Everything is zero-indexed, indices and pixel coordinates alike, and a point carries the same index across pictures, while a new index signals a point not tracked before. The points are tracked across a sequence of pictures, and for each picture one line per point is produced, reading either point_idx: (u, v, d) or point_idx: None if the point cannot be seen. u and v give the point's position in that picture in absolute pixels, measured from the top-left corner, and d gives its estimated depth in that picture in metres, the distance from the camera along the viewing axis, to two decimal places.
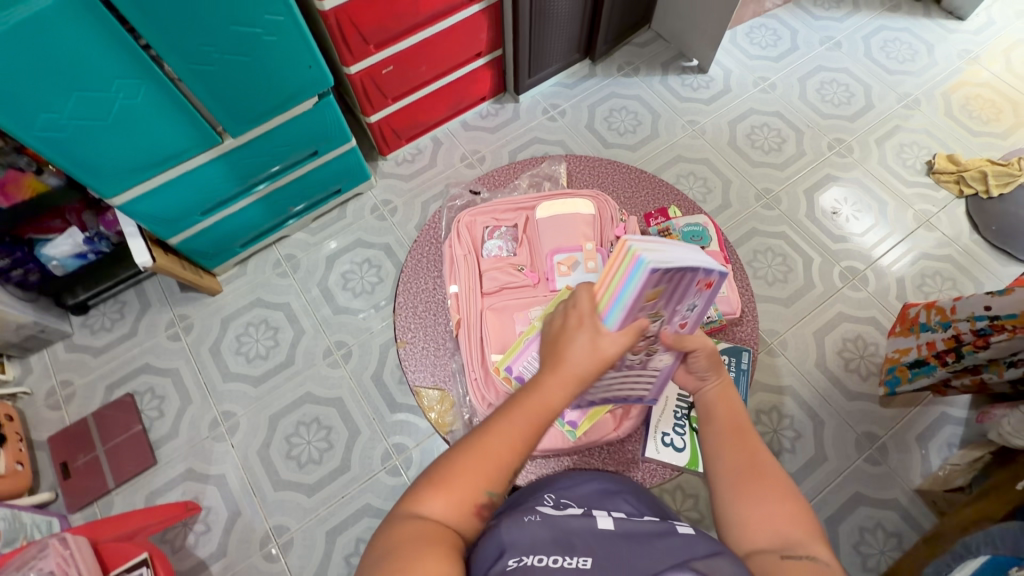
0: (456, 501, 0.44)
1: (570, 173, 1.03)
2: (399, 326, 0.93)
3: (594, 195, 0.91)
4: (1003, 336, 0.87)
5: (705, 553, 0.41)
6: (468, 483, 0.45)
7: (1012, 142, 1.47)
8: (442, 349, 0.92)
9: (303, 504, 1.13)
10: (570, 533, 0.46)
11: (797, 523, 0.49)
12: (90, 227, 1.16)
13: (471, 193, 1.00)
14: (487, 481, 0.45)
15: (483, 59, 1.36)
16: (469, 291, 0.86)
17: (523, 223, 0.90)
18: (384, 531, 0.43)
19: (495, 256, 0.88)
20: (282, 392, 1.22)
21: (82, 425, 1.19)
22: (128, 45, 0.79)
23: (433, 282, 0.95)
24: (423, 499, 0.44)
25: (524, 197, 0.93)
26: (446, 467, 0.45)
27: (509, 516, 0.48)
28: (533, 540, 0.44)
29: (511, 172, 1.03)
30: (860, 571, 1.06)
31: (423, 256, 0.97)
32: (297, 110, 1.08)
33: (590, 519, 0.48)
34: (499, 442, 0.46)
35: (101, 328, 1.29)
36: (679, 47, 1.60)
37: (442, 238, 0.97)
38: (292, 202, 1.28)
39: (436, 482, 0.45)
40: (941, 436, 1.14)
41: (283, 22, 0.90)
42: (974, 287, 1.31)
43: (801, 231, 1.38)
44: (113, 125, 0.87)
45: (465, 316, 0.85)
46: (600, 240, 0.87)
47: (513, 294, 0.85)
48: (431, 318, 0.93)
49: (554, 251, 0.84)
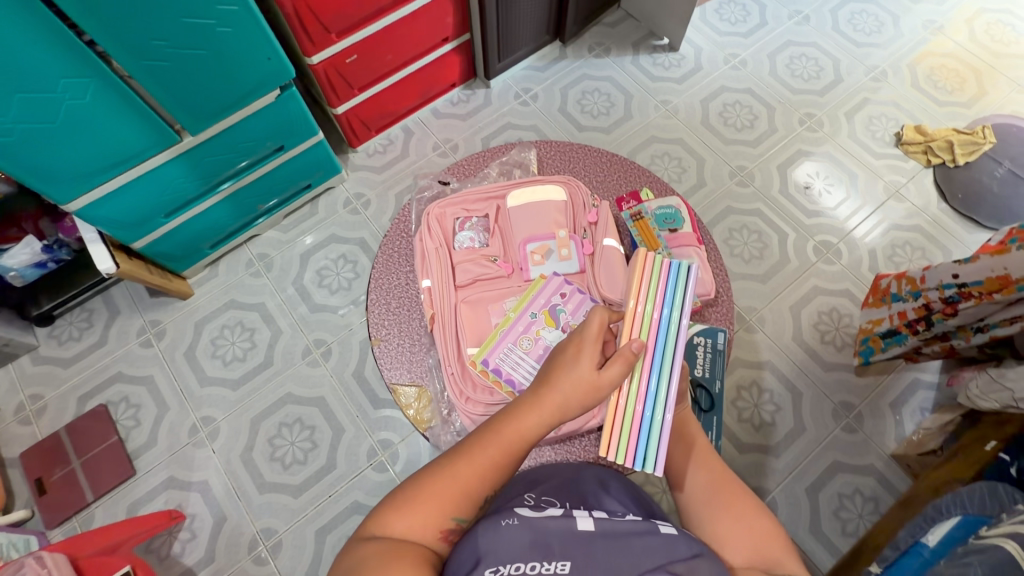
0: (426, 523, 0.45)
1: (541, 159, 1.02)
2: (372, 323, 0.91)
3: (565, 180, 0.89)
4: (970, 302, 0.89)
5: (687, 556, 0.45)
6: (440, 504, 0.45)
7: (976, 110, 1.49)
8: (418, 344, 0.90)
9: (291, 505, 1.11)
10: (548, 536, 0.46)
11: (769, 529, 0.54)
12: (48, 235, 1.12)
13: (441, 183, 0.98)
14: (460, 507, 0.46)
15: (450, 45, 1.33)
16: (442, 285, 0.84)
17: (494, 213, 0.88)
18: (354, 549, 0.43)
19: (468, 247, 0.86)
20: (262, 394, 1.20)
21: (55, 440, 1.15)
22: (72, 43, 0.75)
23: (405, 277, 0.93)
24: (394, 520, 0.45)
25: (494, 185, 0.90)
26: (416, 487, 0.46)
27: (486, 517, 0.47)
28: (511, 545, 0.44)
29: (481, 160, 1.01)
30: (840, 536, 1.09)
31: (394, 251, 0.94)
32: (257, 105, 1.04)
33: (569, 518, 0.48)
34: (473, 466, 0.47)
35: (69, 339, 1.24)
36: (649, 26, 1.58)
37: (413, 232, 0.95)
38: (261, 199, 1.25)
39: (407, 502, 0.45)
40: (914, 402, 1.18)
41: (237, 12, 0.87)
42: (942, 255, 1.34)
43: (775, 207, 1.39)
44: (63, 128, 0.83)
45: (439, 311, 0.83)
46: (573, 227, 0.86)
47: (487, 286, 0.84)
48: (405, 314, 0.91)
49: (526, 239, 0.84)
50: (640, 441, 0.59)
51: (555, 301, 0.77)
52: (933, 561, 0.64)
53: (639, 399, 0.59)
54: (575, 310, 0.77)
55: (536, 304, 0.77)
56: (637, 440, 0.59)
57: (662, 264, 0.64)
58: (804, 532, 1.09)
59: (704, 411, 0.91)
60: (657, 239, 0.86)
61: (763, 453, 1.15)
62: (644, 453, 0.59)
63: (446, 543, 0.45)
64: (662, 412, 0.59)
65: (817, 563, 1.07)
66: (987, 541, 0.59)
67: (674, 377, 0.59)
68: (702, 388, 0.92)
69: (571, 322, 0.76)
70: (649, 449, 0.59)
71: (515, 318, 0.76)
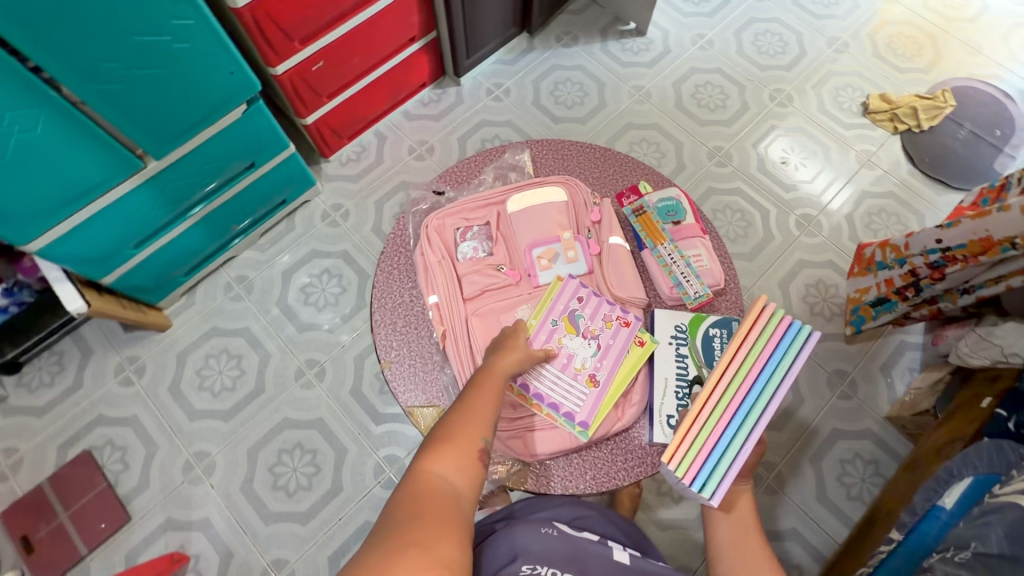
0: (460, 456, 0.55)
1: (534, 160, 0.90)
2: (379, 345, 0.79)
3: (563, 179, 0.83)
4: (956, 266, 0.92)
5: None
6: (466, 438, 0.57)
7: (935, 75, 1.53)
8: (430, 362, 0.78)
9: (300, 533, 1.08)
10: (580, 551, 0.58)
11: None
12: (7, 277, 1.05)
13: (435, 194, 0.88)
14: (480, 433, 0.58)
15: (418, 44, 1.30)
16: (450, 300, 0.77)
17: (495, 220, 0.82)
18: (408, 491, 0.51)
19: (471, 258, 0.80)
20: (257, 422, 1.16)
21: (38, 493, 1.09)
22: (18, 72, 0.70)
23: (409, 293, 0.81)
24: (434, 461, 0.54)
25: (492, 191, 0.83)
26: (442, 436, 0.57)
27: (529, 524, 0.59)
28: (549, 548, 0.56)
29: (473, 166, 0.90)
30: (845, 500, 1.12)
31: (393, 267, 0.82)
32: (223, 122, 0.98)
33: (603, 546, 0.61)
34: (479, 407, 0.61)
35: (41, 385, 1.17)
36: (614, 12, 1.57)
37: (412, 246, 0.83)
38: (234, 219, 1.19)
39: (441, 446, 0.56)
40: (902, 363, 1.22)
41: (194, 26, 0.82)
42: (916, 219, 1.38)
43: (754, 184, 1.41)
44: (17, 164, 0.77)
45: (451, 327, 0.76)
46: (577, 227, 0.81)
47: (496, 297, 0.78)
48: (413, 334, 0.79)
49: (531, 245, 0.79)
50: (707, 461, 0.60)
51: (573, 306, 0.76)
52: (952, 523, 0.66)
53: (722, 420, 0.61)
54: (593, 315, 0.76)
55: (556, 310, 0.76)
56: (702, 462, 0.60)
57: (785, 318, 0.63)
58: (811, 501, 1.12)
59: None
60: (661, 233, 0.83)
61: (765, 428, 1.17)
62: (706, 474, 0.60)
63: (482, 464, 0.57)
64: (741, 440, 0.60)
65: (826, 529, 1.10)
66: (1003, 499, 0.61)
67: (765, 416, 0.61)
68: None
69: (590, 327, 0.76)
70: (712, 473, 0.60)
71: (536, 325, 0.75)
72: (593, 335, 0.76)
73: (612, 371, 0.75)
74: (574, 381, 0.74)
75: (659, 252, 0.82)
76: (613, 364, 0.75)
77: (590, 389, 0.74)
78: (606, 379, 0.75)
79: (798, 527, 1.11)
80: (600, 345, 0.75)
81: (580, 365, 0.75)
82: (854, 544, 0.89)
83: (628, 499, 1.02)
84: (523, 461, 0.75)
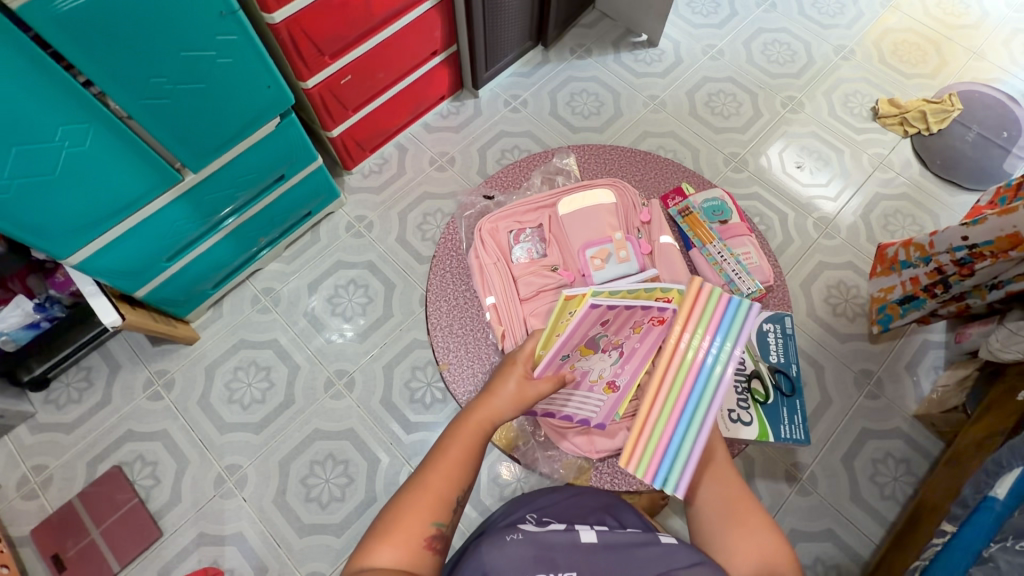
0: (402, 549, 0.52)
1: (579, 166, 0.91)
2: (437, 348, 0.79)
3: (612, 181, 0.84)
4: (984, 262, 0.93)
5: (689, 563, 0.54)
6: (412, 527, 0.54)
7: (941, 80, 1.57)
8: (488, 365, 0.78)
9: (335, 545, 1.07)
10: (552, 546, 0.55)
11: (783, 552, 0.57)
12: (38, 292, 1.03)
13: (484, 199, 0.90)
14: (432, 517, 0.55)
15: (439, 57, 1.33)
16: (508, 300, 0.78)
17: (547, 222, 0.83)
18: None
19: (526, 260, 0.81)
20: (289, 433, 1.15)
21: (68, 510, 1.07)
22: (69, 86, 0.71)
23: (465, 296, 0.82)
24: (373, 552, 0.52)
25: (542, 194, 0.85)
26: (392, 521, 0.54)
27: (492, 535, 0.55)
28: (519, 558, 0.52)
29: (520, 170, 0.92)
30: (879, 499, 1.12)
31: (447, 271, 0.84)
32: (260, 133, 1.00)
33: (571, 530, 0.57)
34: (433, 484, 0.57)
35: (68, 402, 1.16)
36: (626, 24, 1.61)
37: (465, 250, 0.84)
38: (263, 231, 1.20)
39: (383, 534, 0.54)
40: (927, 361, 1.23)
41: (238, 41, 0.84)
42: (931, 219, 1.40)
43: (771, 188, 1.43)
44: (59, 180, 0.78)
45: (510, 327, 0.76)
46: (627, 228, 0.82)
47: (553, 297, 0.78)
48: (471, 336, 0.80)
49: (584, 245, 0.79)
50: (665, 457, 0.58)
51: (596, 331, 0.62)
52: (1006, 513, 0.67)
53: (672, 417, 0.59)
54: (619, 329, 0.64)
55: (571, 344, 0.61)
56: (660, 459, 0.58)
57: (722, 296, 0.62)
58: (846, 501, 1.12)
59: (786, 397, 0.77)
60: (709, 233, 0.85)
61: None
62: (665, 472, 0.58)
63: (430, 553, 0.54)
64: (693, 436, 0.58)
65: (861, 528, 1.10)
66: None
67: (713, 406, 0.59)
68: (778, 373, 0.79)
69: (612, 340, 0.66)
70: (673, 466, 0.58)
71: (546, 358, 0.62)
72: (614, 345, 0.66)
73: (634, 375, 0.66)
74: (590, 392, 0.69)
75: (708, 251, 0.84)
76: (637, 369, 0.66)
77: (607, 396, 0.68)
78: (628, 384, 0.67)
79: (834, 528, 1.10)
80: (623, 352, 0.66)
81: (596, 375, 0.68)
82: (899, 541, 0.90)
83: (648, 503, 0.97)
84: (588, 457, 0.75)
